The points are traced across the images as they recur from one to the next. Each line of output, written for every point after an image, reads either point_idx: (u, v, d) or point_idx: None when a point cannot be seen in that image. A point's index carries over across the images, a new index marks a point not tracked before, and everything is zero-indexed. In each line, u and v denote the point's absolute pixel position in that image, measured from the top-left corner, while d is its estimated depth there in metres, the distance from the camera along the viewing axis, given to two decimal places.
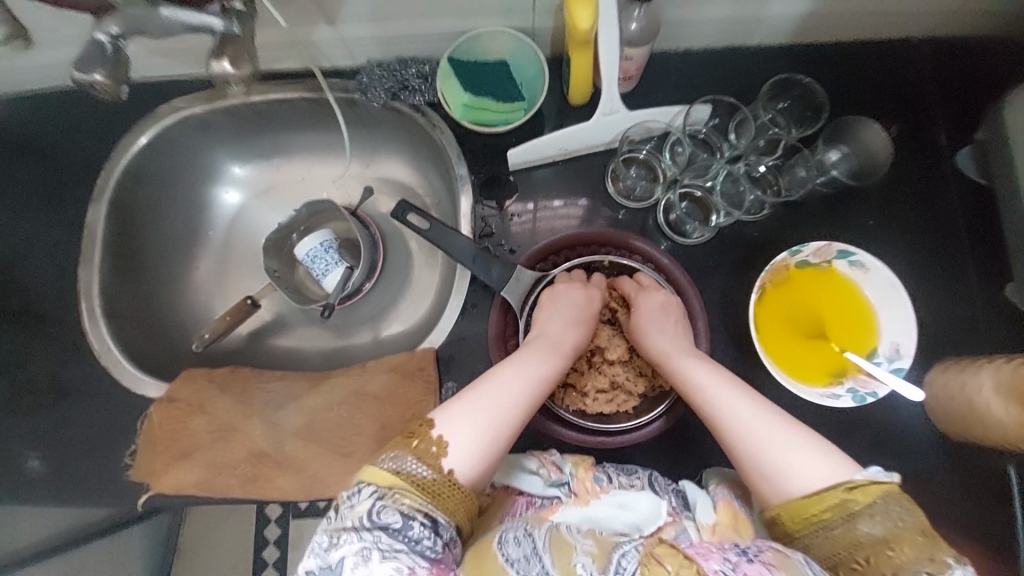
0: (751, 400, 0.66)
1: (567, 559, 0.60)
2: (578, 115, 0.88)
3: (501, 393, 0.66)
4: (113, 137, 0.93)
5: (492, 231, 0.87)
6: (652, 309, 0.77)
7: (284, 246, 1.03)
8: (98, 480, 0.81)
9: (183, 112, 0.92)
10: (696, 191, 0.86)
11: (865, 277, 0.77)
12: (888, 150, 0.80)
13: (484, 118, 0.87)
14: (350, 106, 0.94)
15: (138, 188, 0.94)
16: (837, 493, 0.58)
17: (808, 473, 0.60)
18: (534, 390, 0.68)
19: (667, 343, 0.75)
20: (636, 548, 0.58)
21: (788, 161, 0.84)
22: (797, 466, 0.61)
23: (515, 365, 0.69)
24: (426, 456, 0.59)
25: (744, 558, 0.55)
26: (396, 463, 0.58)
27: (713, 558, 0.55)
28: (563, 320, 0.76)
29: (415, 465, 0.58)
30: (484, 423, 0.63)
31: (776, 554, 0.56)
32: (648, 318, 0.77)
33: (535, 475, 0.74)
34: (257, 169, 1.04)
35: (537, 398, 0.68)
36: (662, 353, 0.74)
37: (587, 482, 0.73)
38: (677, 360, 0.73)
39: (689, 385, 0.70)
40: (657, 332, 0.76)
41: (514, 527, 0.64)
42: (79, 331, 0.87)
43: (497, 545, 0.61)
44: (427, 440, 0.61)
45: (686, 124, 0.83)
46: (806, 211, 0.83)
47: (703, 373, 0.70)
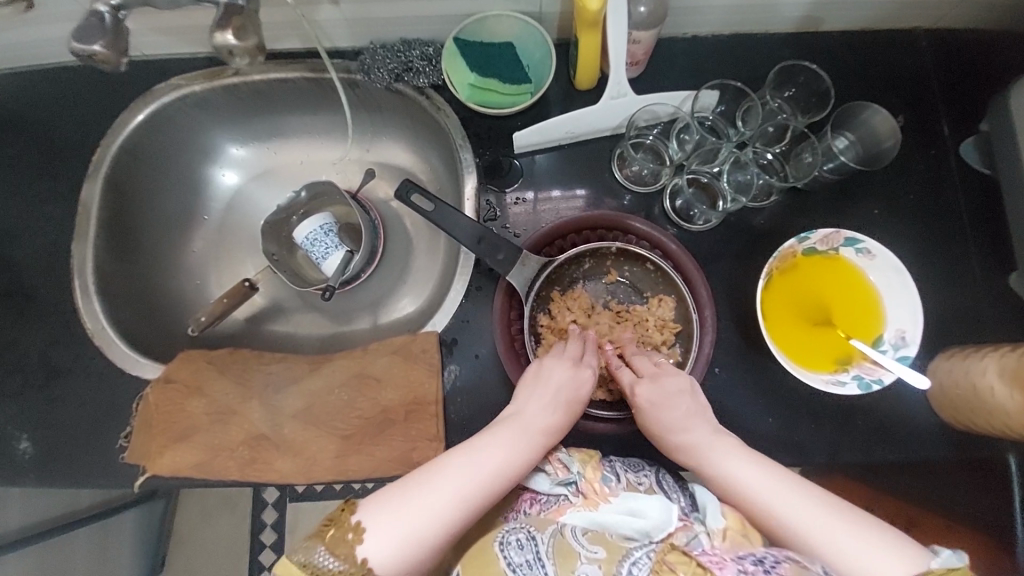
0: (808, 497, 0.62)
1: (571, 567, 0.63)
2: (584, 100, 0.88)
3: (464, 488, 0.62)
4: (109, 115, 0.91)
5: (497, 213, 0.86)
6: (661, 393, 0.72)
7: (284, 229, 1.02)
8: (92, 462, 0.80)
9: (182, 90, 0.91)
10: (703, 176, 0.85)
11: (871, 265, 0.77)
12: (895, 137, 0.79)
13: (490, 100, 0.86)
14: (352, 88, 0.93)
15: (135, 166, 0.92)
16: None
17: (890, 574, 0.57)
18: (499, 479, 0.63)
19: (692, 428, 0.69)
20: (647, 555, 0.64)
21: (795, 147, 0.83)
22: (864, 562, 0.57)
23: (485, 452, 0.64)
24: (338, 546, 0.57)
25: (760, 570, 0.56)
26: (304, 554, 0.57)
27: (726, 568, 0.57)
28: (541, 402, 0.70)
29: (325, 557, 0.57)
30: (428, 517, 0.59)
31: (793, 564, 0.57)
32: (653, 405, 0.71)
33: (543, 475, 0.72)
34: (255, 150, 1.03)
35: (501, 488, 0.63)
36: (688, 445, 0.69)
37: (595, 483, 0.71)
38: (707, 451, 0.67)
39: (730, 479, 0.65)
40: (679, 422, 0.70)
41: (517, 529, 0.67)
42: (73, 311, 0.85)
43: (499, 548, 0.65)
44: (344, 528, 0.58)
45: (694, 110, 0.83)
46: (811, 199, 0.83)
47: (744, 467, 0.65)
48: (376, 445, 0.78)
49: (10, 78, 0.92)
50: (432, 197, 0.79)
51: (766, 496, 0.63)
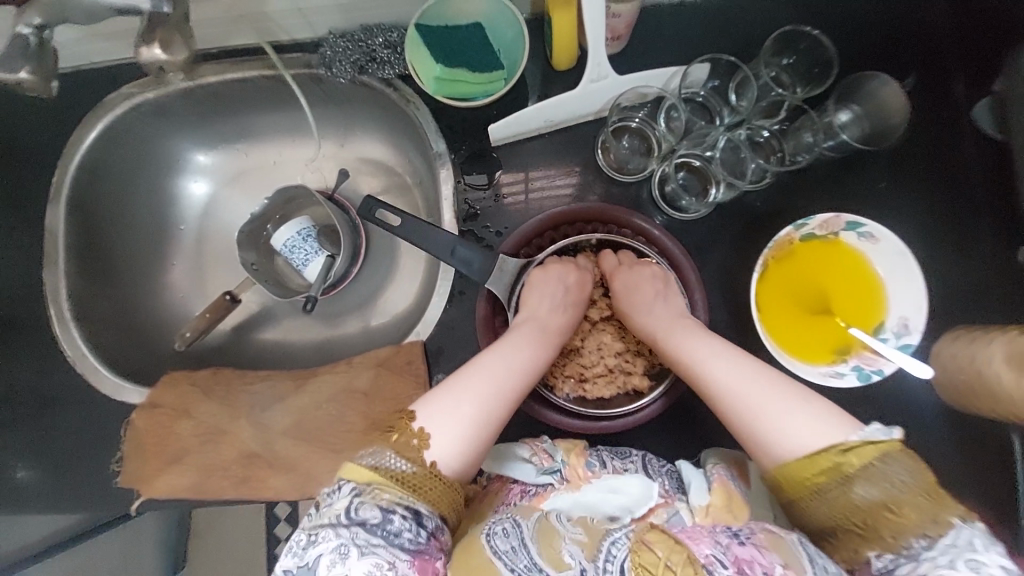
0: (740, 366, 0.64)
1: (555, 545, 0.59)
2: (563, 82, 0.81)
3: (496, 378, 0.65)
4: (63, 130, 0.87)
5: (476, 213, 0.82)
6: (637, 284, 0.75)
7: (262, 236, 0.99)
8: (90, 487, 0.80)
9: (134, 99, 0.85)
10: (694, 160, 0.80)
11: (873, 249, 0.72)
12: (904, 113, 0.72)
13: (462, 91, 0.78)
14: (315, 83, 0.87)
15: (97, 184, 0.88)
16: (831, 455, 0.55)
17: (799, 434, 0.57)
18: (524, 372, 0.67)
19: (655, 314, 0.72)
20: (626, 535, 0.57)
21: (793, 123, 0.77)
22: (783, 425, 0.58)
23: (509, 347, 0.69)
24: (405, 449, 0.58)
25: (734, 541, 0.56)
26: (373, 457, 0.57)
27: (703, 543, 0.57)
28: (546, 297, 0.74)
29: (395, 460, 0.57)
30: (475, 408, 0.63)
31: (768, 535, 0.57)
32: (628, 289, 0.75)
33: (528, 464, 0.72)
34: (223, 155, 0.98)
35: (526, 380, 0.67)
36: (651, 329, 0.72)
37: (579, 470, 0.71)
38: (668, 330, 0.71)
39: (680, 351, 0.68)
40: (646, 301, 0.74)
41: (503, 519, 0.61)
42: (52, 338, 0.83)
43: (485, 538, 0.58)
44: (407, 433, 0.59)
45: (682, 87, 0.77)
46: (810, 176, 0.78)
47: (693, 340, 0.68)
48: None
49: None
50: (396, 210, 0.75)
51: (703, 364, 0.66)
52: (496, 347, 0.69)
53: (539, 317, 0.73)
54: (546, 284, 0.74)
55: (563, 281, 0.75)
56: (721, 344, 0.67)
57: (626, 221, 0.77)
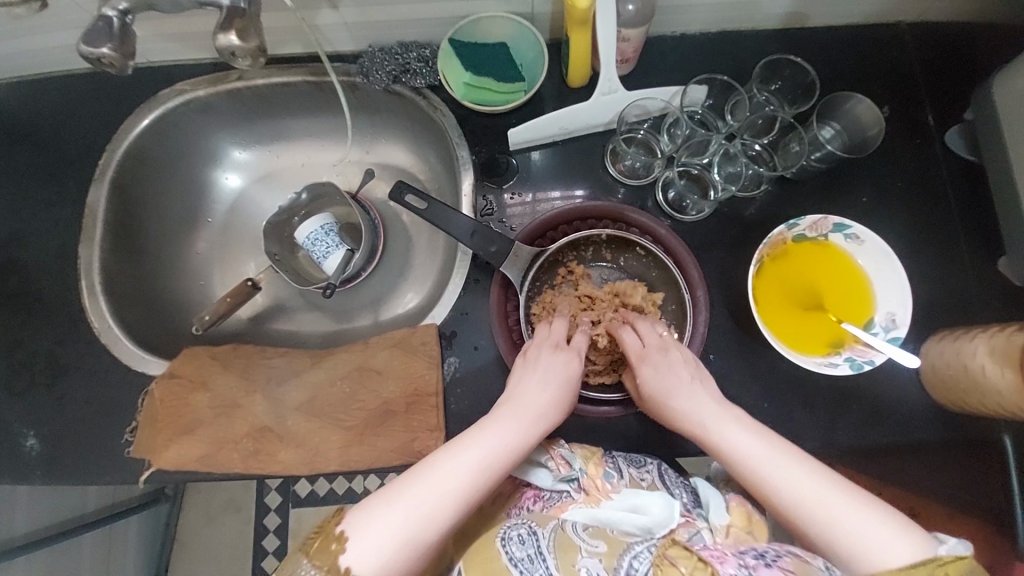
0: (802, 472, 0.62)
1: (572, 560, 0.65)
2: (577, 97, 0.90)
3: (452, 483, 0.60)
4: (116, 120, 0.94)
5: (493, 211, 0.88)
6: (657, 371, 0.73)
7: (285, 230, 1.04)
8: (97, 456, 0.81)
9: (187, 95, 0.93)
10: (693, 168, 0.87)
11: (859, 250, 0.79)
12: (879, 125, 0.81)
13: (486, 98, 0.89)
14: (351, 90, 0.96)
15: (141, 170, 0.95)
16: (930, 569, 0.53)
17: (884, 548, 0.56)
18: (490, 474, 0.62)
19: (689, 400, 0.70)
20: (647, 549, 0.66)
21: (784, 137, 0.85)
22: (860, 540, 0.57)
23: (479, 445, 0.63)
24: (322, 556, 0.56)
25: (761, 563, 0.59)
26: (291, 569, 0.57)
27: (727, 562, 0.60)
28: (538, 384, 0.71)
29: (308, 570, 0.56)
30: (415, 513, 0.58)
31: (795, 560, 0.59)
32: (655, 379, 0.73)
33: (545, 470, 0.74)
34: (257, 154, 1.05)
35: (491, 481, 0.62)
36: (686, 416, 0.70)
37: (597, 480, 0.73)
38: (711, 422, 0.68)
39: (729, 448, 0.66)
40: (675, 390, 0.71)
41: (518, 525, 0.69)
42: (80, 309, 0.87)
43: (502, 544, 0.67)
44: (329, 538, 0.56)
45: (683, 104, 0.86)
46: (800, 188, 0.85)
47: (739, 433, 0.66)
48: (378, 436, 0.79)
49: (21, 86, 0.95)
50: (425, 195, 0.82)
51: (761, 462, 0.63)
52: (465, 439, 0.64)
53: (522, 407, 0.68)
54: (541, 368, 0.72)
55: (549, 368, 0.72)
56: (774, 444, 0.65)
57: (632, 220, 0.84)
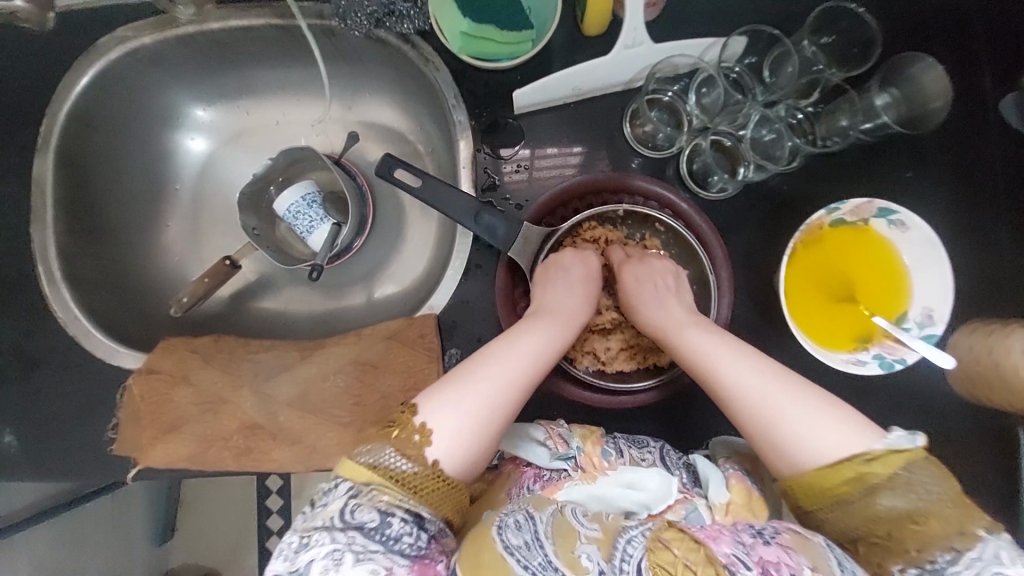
0: (766, 371, 0.61)
1: (571, 546, 0.56)
2: (593, 49, 0.77)
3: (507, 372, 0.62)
4: (52, 73, 0.80)
5: (497, 182, 0.79)
6: (642, 278, 0.73)
7: (263, 200, 0.94)
8: (81, 454, 0.77)
9: (130, 43, 0.79)
10: (725, 139, 0.77)
11: (902, 238, 0.71)
12: (945, 97, 0.71)
13: (487, 52, 0.75)
14: (327, 36, 0.81)
15: (89, 134, 0.82)
16: (857, 464, 0.55)
17: (823, 441, 0.57)
18: (539, 362, 0.64)
19: (660, 308, 0.71)
20: (642, 533, 0.57)
21: (829, 105, 0.75)
22: (808, 434, 0.57)
23: (526, 337, 0.65)
24: (406, 446, 0.56)
25: (759, 541, 0.56)
26: (370, 456, 0.55)
27: (722, 541, 0.56)
28: (566, 288, 0.71)
29: (394, 458, 0.55)
30: (478, 400, 0.59)
31: (793, 535, 0.56)
32: (637, 281, 0.73)
33: (542, 447, 0.71)
34: (223, 112, 0.92)
35: (543, 369, 0.64)
36: (658, 323, 0.70)
37: (595, 457, 0.70)
38: (677, 327, 0.68)
39: (689, 348, 0.66)
40: (652, 297, 0.72)
41: (515, 510, 0.58)
42: (40, 297, 0.79)
43: (497, 531, 0.55)
44: (408, 429, 0.57)
45: (720, 60, 0.74)
46: (841, 161, 0.76)
47: (705, 336, 0.66)
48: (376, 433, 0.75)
49: None
50: (417, 171, 0.73)
51: (717, 362, 0.63)
52: (512, 335, 0.66)
53: (561, 307, 0.70)
54: (554, 276, 0.72)
55: (574, 271, 0.73)
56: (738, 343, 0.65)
57: (653, 193, 0.75)
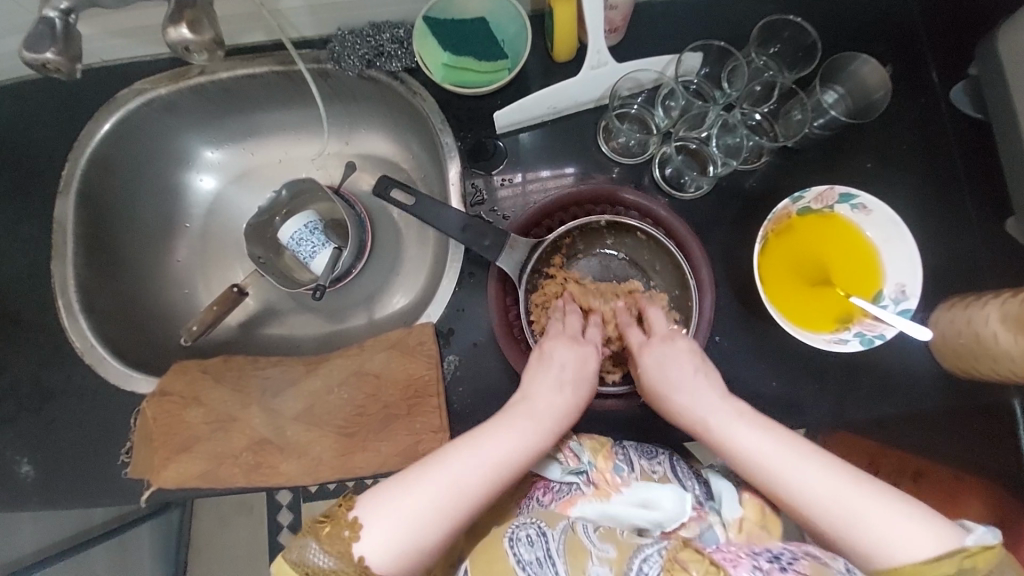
0: (812, 463, 0.59)
1: (582, 565, 0.60)
2: (564, 73, 0.85)
3: (459, 479, 0.60)
4: (76, 125, 0.88)
5: (483, 198, 0.84)
6: (669, 363, 0.69)
7: (268, 231, 1.00)
8: (95, 482, 0.79)
9: (147, 94, 0.87)
10: (691, 143, 0.83)
11: (867, 220, 0.76)
12: (885, 88, 0.77)
13: (467, 80, 0.83)
14: (324, 78, 0.90)
15: (108, 177, 0.90)
16: (954, 560, 0.52)
17: (912, 544, 0.54)
18: (503, 471, 0.61)
19: (697, 394, 0.67)
20: (658, 552, 0.61)
21: (783, 106, 0.82)
22: (884, 533, 0.55)
23: (494, 442, 0.62)
24: (334, 542, 0.56)
25: (776, 566, 0.56)
26: (298, 552, 0.56)
27: (741, 565, 0.57)
28: (548, 382, 0.69)
29: (319, 554, 0.56)
30: (424, 509, 0.58)
31: (811, 562, 0.56)
32: (670, 372, 0.69)
33: (555, 463, 0.73)
34: (230, 153, 1.00)
35: (504, 479, 0.61)
36: (690, 415, 0.67)
37: (607, 474, 0.72)
38: (716, 420, 0.65)
39: (739, 452, 0.62)
40: (677, 387, 0.68)
41: (527, 524, 0.64)
42: (59, 331, 0.83)
43: (508, 544, 0.61)
44: (340, 524, 0.57)
45: (678, 74, 0.81)
46: (801, 157, 0.82)
47: (752, 434, 0.62)
48: (381, 441, 0.77)
49: None
50: (409, 190, 0.79)
51: (769, 463, 0.60)
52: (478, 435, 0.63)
53: (538, 406, 0.66)
54: (549, 364, 0.70)
55: (553, 360, 0.70)
56: (784, 437, 0.62)
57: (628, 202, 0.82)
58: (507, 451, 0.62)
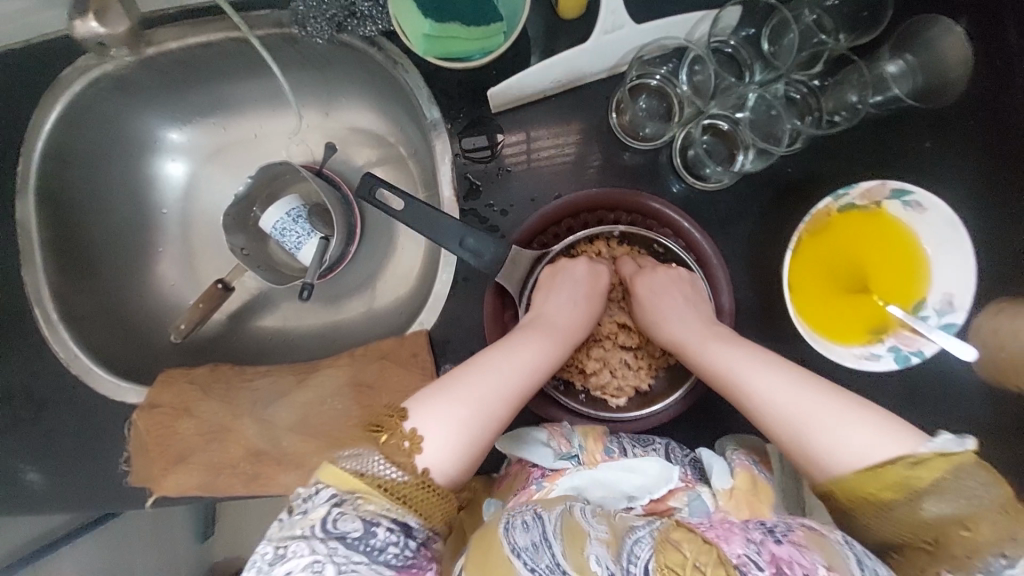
0: (786, 377, 0.58)
1: (582, 547, 0.52)
2: (570, 34, 0.71)
3: (492, 381, 0.60)
4: (20, 110, 0.79)
5: (478, 188, 0.74)
6: (658, 289, 0.68)
7: (249, 218, 0.92)
8: (100, 489, 0.79)
9: (92, 72, 0.76)
10: (722, 122, 0.71)
11: (919, 218, 0.66)
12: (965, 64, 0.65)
13: (455, 51, 0.68)
14: (289, 44, 0.77)
15: (65, 170, 0.81)
16: (900, 468, 0.50)
17: (860, 447, 0.52)
18: (531, 373, 0.62)
19: (681, 320, 0.66)
20: (651, 533, 0.53)
21: (835, 77, 0.69)
22: (842, 443, 0.52)
23: (515, 351, 0.63)
24: (395, 452, 0.53)
25: (771, 539, 0.51)
26: (358, 461, 0.51)
27: (734, 541, 0.52)
28: (564, 302, 0.68)
29: (383, 465, 0.52)
30: (469, 410, 0.57)
31: (808, 533, 0.52)
32: (653, 291, 0.68)
33: (545, 448, 0.65)
34: (197, 132, 0.90)
35: (534, 382, 0.62)
36: (679, 340, 0.66)
37: (598, 454, 0.64)
38: (696, 338, 0.64)
39: (715, 362, 0.62)
40: (663, 314, 0.67)
41: (521, 511, 0.55)
42: (40, 339, 0.80)
43: (504, 532, 0.52)
44: (397, 434, 0.54)
45: (710, 37, 0.67)
46: (850, 136, 0.69)
47: (728, 348, 0.62)
48: None
49: None
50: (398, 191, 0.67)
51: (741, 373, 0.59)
52: (499, 348, 0.63)
53: (555, 322, 0.67)
54: (562, 285, 0.69)
55: (564, 282, 0.69)
56: (764, 354, 0.60)
57: (648, 209, 0.70)
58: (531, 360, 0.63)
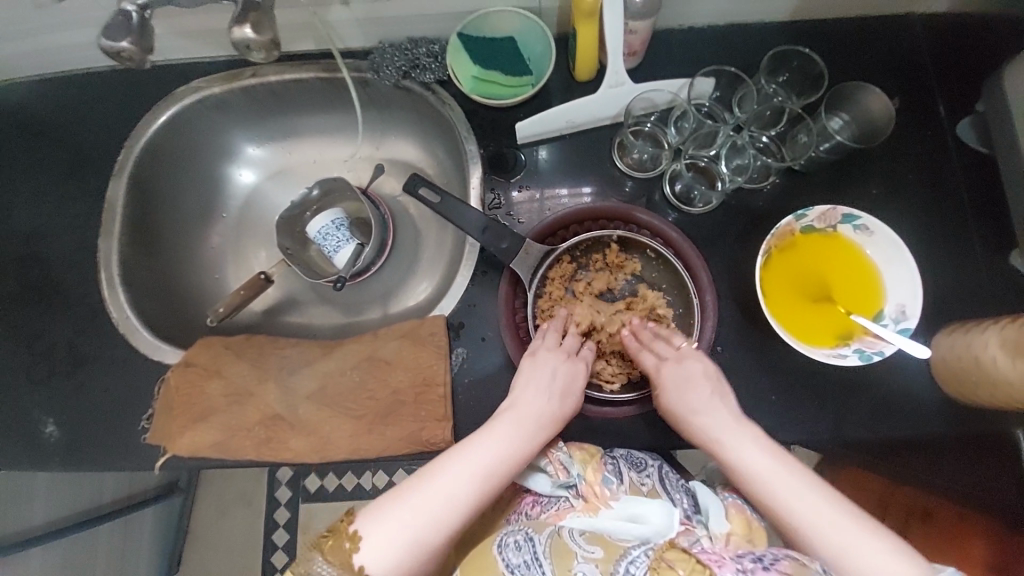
0: (811, 487, 0.62)
1: (568, 565, 0.60)
2: (584, 91, 0.91)
3: (465, 472, 0.63)
4: (135, 116, 0.97)
5: (500, 203, 0.89)
6: (680, 380, 0.72)
7: (298, 224, 1.06)
8: (115, 445, 0.83)
9: (201, 92, 0.96)
10: (701, 161, 0.88)
11: (869, 241, 0.79)
12: (888, 115, 0.81)
13: (492, 92, 0.90)
14: (362, 86, 0.97)
15: (156, 166, 0.97)
16: None
17: (885, 569, 0.56)
18: (490, 480, 0.63)
19: (709, 412, 0.69)
20: (645, 554, 0.61)
21: (791, 130, 0.87)
22: (869, 564, 0.56)
23: (480, 451, 0.65)
24: (336, 553, 0.57)
25: (758, 566, 0.57)
26: (305, 567, 0.58)
27: (725, 566, 0.57)
28: (536, 391, 0.71)
29: (323, 566, 0.57)
30: (422, 515, 0.60)
31: (792, 562, 0.57)
32: (678, 383, 0.72)
33: (544, 476, 0.71)
34: (270, 151, 1.08)
35: (493, 485, 0.63)
36: (708, 437, 0.68)
37: (595, 487, 0.69)
38: (724, 437, 0.67)
39: (742, 464, 0.65)
40: (691, 408, 0.70)
41: (515, 530, 0.64)
42: (98, 301, 0.89)
43: (496, 549, 0.62)
44: (341, 537, 0.58)
45: (690, 97, 0.86)
46: (807, 179, 0.86)
47: (755, 451, 0.65)
48: (388, 425, 0.80)
49: (43, 84, 0.98)
50: (439, 190, 0.84)
51: (771, 484, 0.62)
52: (467, 444, 0.66)
53: (518, 413, 0.69)
54: (539, 373, 0.73)
55: (544, 372, 0.73)
56: (791, 464, 0.64)
57: (640, 221, 0.84)
58: (495, 461, 0.65)
